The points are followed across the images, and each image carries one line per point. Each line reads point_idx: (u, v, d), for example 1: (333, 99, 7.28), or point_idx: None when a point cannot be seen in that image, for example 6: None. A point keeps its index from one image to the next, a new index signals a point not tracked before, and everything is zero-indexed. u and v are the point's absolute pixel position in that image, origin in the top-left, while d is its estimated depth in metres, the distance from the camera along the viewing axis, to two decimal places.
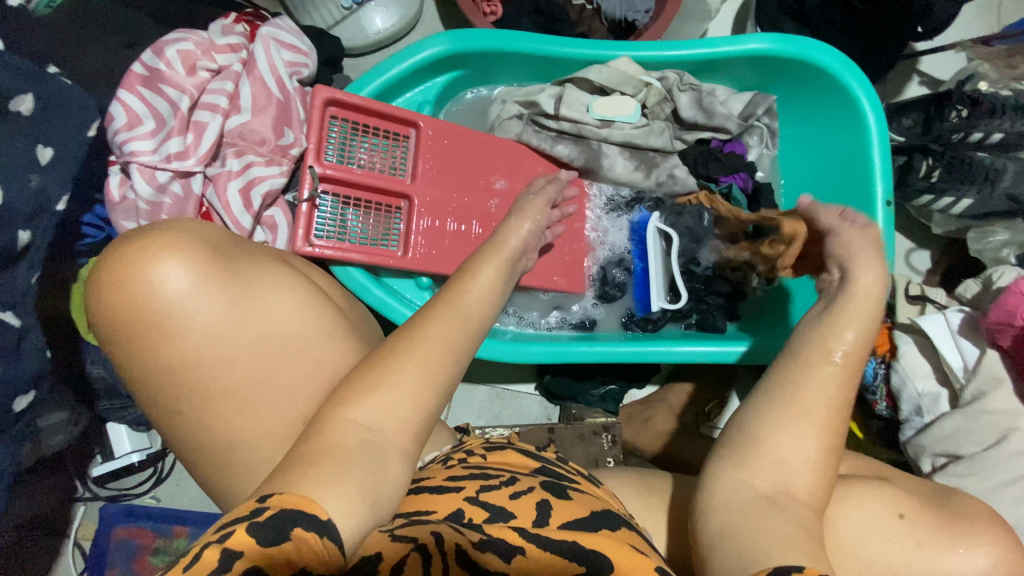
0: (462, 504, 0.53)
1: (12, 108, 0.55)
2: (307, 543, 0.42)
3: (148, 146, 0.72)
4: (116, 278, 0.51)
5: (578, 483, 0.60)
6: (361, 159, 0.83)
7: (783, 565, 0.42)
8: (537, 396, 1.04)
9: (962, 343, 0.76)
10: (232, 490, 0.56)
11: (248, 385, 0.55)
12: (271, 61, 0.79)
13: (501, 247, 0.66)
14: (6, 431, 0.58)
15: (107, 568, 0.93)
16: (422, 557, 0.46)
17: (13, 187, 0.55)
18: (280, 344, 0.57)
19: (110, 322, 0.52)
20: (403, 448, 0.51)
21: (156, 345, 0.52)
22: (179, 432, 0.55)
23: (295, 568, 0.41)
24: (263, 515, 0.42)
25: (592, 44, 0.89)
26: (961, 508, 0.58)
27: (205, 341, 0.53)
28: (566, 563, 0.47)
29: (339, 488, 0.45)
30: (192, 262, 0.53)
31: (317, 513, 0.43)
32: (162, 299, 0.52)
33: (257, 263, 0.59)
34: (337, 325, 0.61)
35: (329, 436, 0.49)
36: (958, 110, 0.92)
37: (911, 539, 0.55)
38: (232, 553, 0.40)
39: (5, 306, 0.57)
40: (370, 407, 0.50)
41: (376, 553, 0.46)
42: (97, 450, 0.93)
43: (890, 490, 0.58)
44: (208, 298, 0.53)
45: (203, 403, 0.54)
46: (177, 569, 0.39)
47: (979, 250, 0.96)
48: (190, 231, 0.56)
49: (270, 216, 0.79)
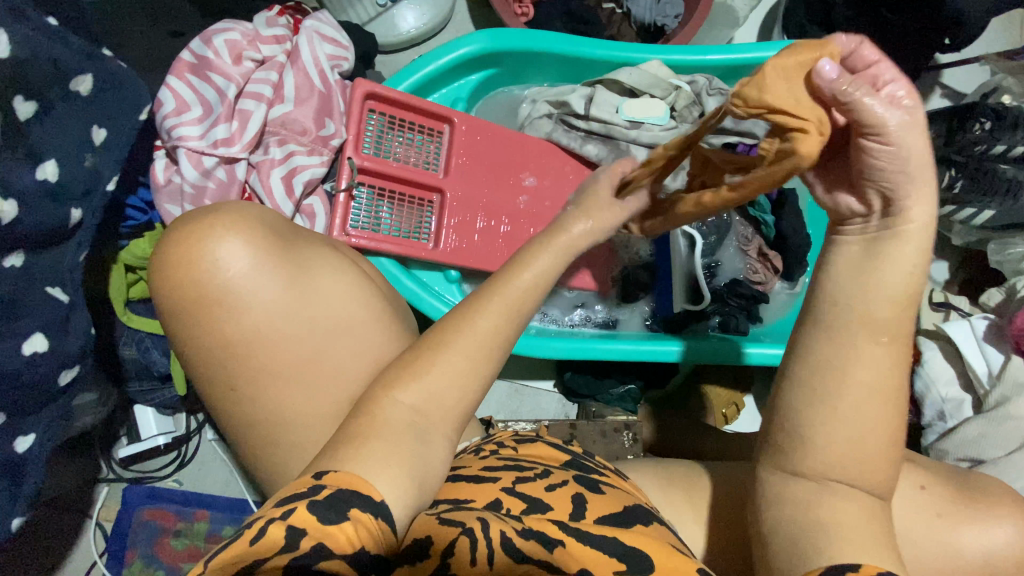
0: (499, 494, 0.54)
1: (72, 88, 0.57)
2: (364, 524, 0.43)
3: (196, 131, 0.75)
4: (181, 255, 0.53)
5: (608, 476, 0.60)
6: (397, 153, 0.85)
7: (837, 562, 0.43)
8: (556, 394, 1.06)
9: (987, 349, 0.77)
10: (275, 469, 0.58)
11: (300, 365, 0.56)
12: (315, 54, 0.81)
13: (561, 233, 0.61)
14: (51, 404, 0.59)
15: (128, 552, 0.94)
16: (471, 540, 0.46)
17: (69, 165, 0.56)
18: (330, 326, 0.58)
19: (170, 298, 0.54)
20: (446, 432, 0.52)
21: (216, 322, 0.54)
22: (227, 410, 0.57)
23: (355, 548, 0.42)
24: (320, 494, 0.43)
25: (624, 47, 0.91)
26: (984, 488, 0.59)
27: (260, 319, 0.55)
28: (606, 560, 0.48)
29: (390, 470, 0.47)
30: (252, 242, 0.55)
31: (373, 495, 0.45)
32: (224, 277, 0.53)
33: (310, 246, 0.61)
34: (384, 310, 0.63)
35: (378, 419, 0.50)
36: (982, 123, 0.93)
37: (932, 511, 0.56)
38: (296, 529, 0.42)
39: (54, 282, 0.57)
40: (416, 391, 0.51)
41: (426, 535, 0.47)
42: (123, 431, 0.94)
43: (914, 466, 0.59)
44: (266, 276, 0.55)
45: (257, 378, 0.55)
46: (241, 544, 0.41)
47: (999, 262, 0.97)
48: (248, 212, 0.58)
49: (309, 205, 0.81)
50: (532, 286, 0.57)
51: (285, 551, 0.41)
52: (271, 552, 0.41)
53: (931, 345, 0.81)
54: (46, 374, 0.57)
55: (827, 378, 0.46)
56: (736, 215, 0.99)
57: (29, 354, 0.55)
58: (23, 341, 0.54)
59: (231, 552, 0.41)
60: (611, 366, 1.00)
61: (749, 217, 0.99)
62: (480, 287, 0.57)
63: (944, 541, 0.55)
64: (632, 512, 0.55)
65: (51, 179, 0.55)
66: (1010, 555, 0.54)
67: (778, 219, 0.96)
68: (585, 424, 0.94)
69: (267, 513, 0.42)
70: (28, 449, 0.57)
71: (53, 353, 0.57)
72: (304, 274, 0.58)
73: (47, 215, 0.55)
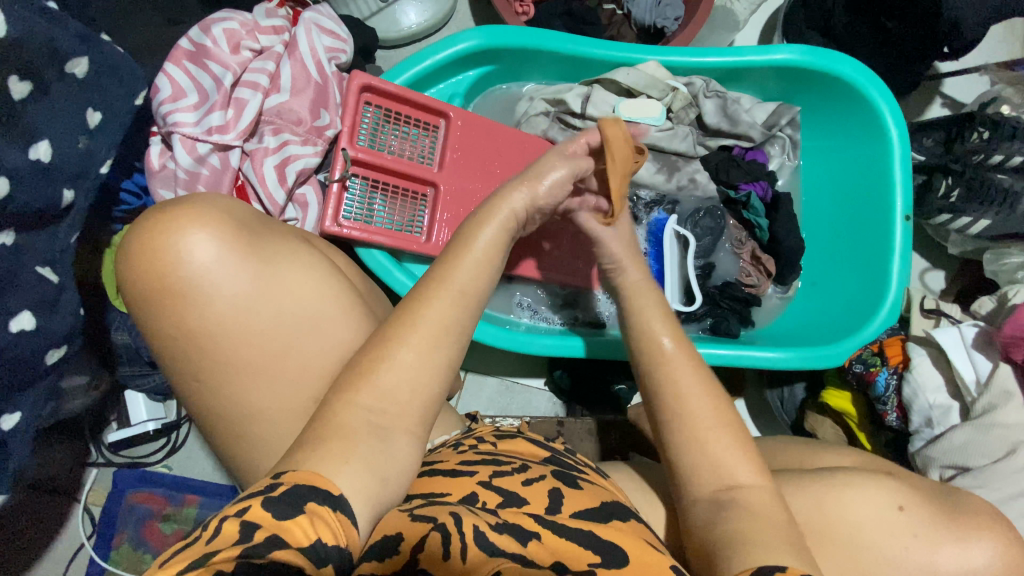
0: (476, 487, 0.54)
1: (68, 70, 0.58)
2: (319, 516, 0.42)
3: (191, 118, 0.76)
4: (147, 246, 0.54)
5: (588, 473, 0.60)
6: (392, 146, 0.86)
7: (766, 565, 0.45)
8: (547, 392, 1.05)
9: (975, 356, 0.77)
10: (258, 450, 0.59)
11: (266, 358, 0.57)
12: (312, 45, 0.83)
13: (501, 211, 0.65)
14: (37, 384, 0.58)
15: (115, 534, 0.95)
16: (444, 535, 0.44)
17: (61, 146, 0.57)
18: (298, 319, 0.59)
19: (137, 288, 0.55)
20: (410, 425, 0.52)
21: (182, 313, 0.54)
22: (201, 399, 0.58)
23: (312, 540, 0.41)
24: (278, 491, 0.42)
25: (623, 46, 0.91)
26: (956, 503, 0.59)
27: (224, 312, 0.55)
28: (580, 551, 0.48)
29: (349, 467, 0.47)
30: (219, 234, 0.55)
31: (330, 489, 0.44)
32: (188, 268, 0.54)
33: (280, 240, 0.61)
34: (354, 302, 0.63)
35: (342, 415, 0.50)
36: (980, 132, 0.92)
37: (911, 530, 0.56)
38: (250, 523, 0.40)
39: (45, 262, 0.58)
40: (379, 381, 0.51)
41: (398, 532, 0.45)
42: (114, 416, 0.95)
43: (892, 481, 0.59)
44: (229, 270, 0.55)
45: (223, 373, 0.56)
46: (199, 543, 0.40)
47: (994, 272, 0.95)
48: (215, 205, 0.58)
49: (301, 195, 0.83)
50: (490, 275, 0.59)
51: (238, 542, 0.39)
52: (223, 546, 0.39)
53: (919, 350, 0.80)
54: (31, 353, 0.56)
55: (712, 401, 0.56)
56: (729, 218, 0.98)
57: (15, 331, 0.54)
58: (10, 318, 0.54)
59: (183, 556, 0.39)
60: (599, 372, 0.99)
61: (743, 219, 0.96)
62: (437, 271, 0.58)
63: (916, 553, 0.55)
64: (611, 507, 0.54)
65: (44, 159, 0.55)
66: (982, 566, 0.54)
67: (771, 223, 0.94)
68: (573, 422, 0.93)
69: (223, 509, 0.41)
70: (14, 427, 0.56)
71: (41, 331, 0.57)
72: (272, 266, 0.58)
73: (42, 194, 0.55)
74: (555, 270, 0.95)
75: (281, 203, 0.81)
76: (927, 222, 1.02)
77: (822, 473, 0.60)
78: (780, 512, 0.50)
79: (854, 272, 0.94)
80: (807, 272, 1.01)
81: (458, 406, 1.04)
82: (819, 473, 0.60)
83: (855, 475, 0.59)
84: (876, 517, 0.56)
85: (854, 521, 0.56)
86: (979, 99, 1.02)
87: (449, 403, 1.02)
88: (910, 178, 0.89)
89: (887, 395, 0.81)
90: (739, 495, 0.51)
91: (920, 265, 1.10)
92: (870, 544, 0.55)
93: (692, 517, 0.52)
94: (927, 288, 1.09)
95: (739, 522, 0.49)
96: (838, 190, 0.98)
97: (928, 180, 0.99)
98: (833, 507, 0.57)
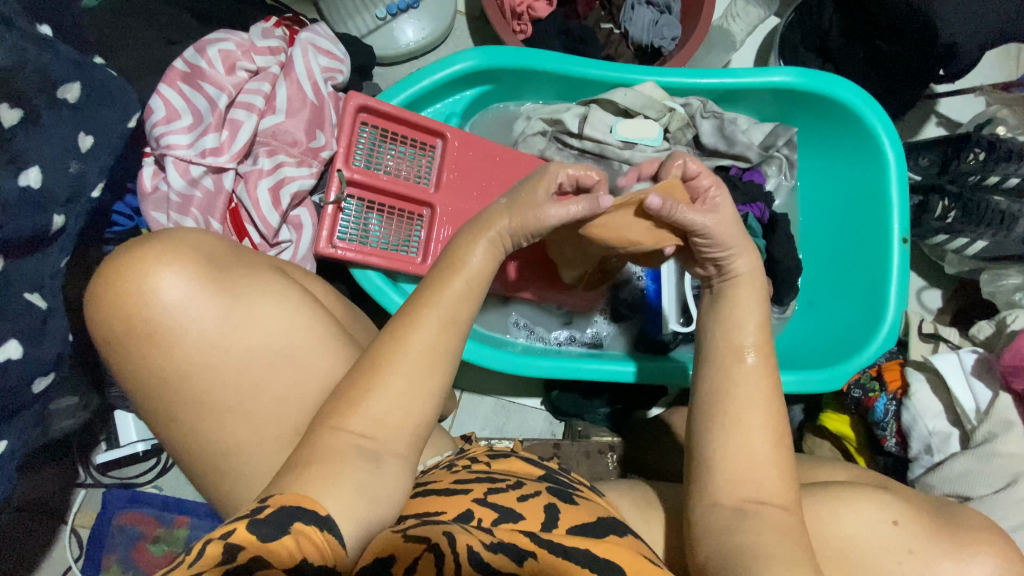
0: (471, 505, 0.52)
1: (59, 96, 0.57)
2: (308, 538, 0.41)
3: (184, 140, 0.76)
4: (124, 283, 0.53)
5: (582, 490, 0.59)
6: (387, 165, 0.85)
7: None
8: (544, 410, 1.04)
9: (974, 383, 0.77)
10: (243, 477, 0.57)
11: (252, 388, 0.56)
12: (308, 66, 0.82)
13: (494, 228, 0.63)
14: (23, 412, 0.57)
15: (104, 556, 0.93)
16: (438, 555, 0.42)
17: (51, 171, 0.56)
18: (287, 348, 0.58)
19: (115, 326, 0.53)
20: (400, 452, 0.51)
21: (164, 349, 0.54)
22: (183, 431, 0.56)
23: (296, 560, 0.40)
24: (263, 513, 0.42)
25: (620, 67, 0.91)
26: (956, 521, 0.58)
27: (199, 349, 0.54)
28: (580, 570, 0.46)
29: (334, 497, 0.45)
30: (195, 269, 0.54)
31: (318, 510, 0.44)
32: (166, 305, 0.53)
33: (259, 272, 0.60)
34: (337, 331, 0.62)
35: (328, 445, 0.48)
36: (976, 153, 0.92)
37: (905, 547, 0.55)
38: (234, 545, 0.39)
39: (34, 288, 0.56)
40: (367, 412, 0.50)
41: (388, 553, 0.43)
42: (103, 437, 0.93)
43: (887, 497, 0.58)
44: (211, 304, 0.55)
45: (203, 407, 0.55)
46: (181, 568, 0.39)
47: (991, 293, 0.94)
48: (194, 240, 0.57)
49: (296, 216, 0.82)
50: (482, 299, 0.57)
51: (222, 563, 0.39)
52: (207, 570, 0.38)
53: (918, 375, 0.80)
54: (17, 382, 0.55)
55: (718, 431, 0.54)
56: None
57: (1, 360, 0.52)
58: None
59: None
60: (614, 395, 0.99)
61: None
62: (417, 296, 0.56)
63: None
64: (607, 522, 0.53)
65: (34, 185, 0.54)
66: None
67: (769, 243, 0.93)
68: (569, 444, 0.93)
69: (208, 532, 0.40)
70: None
71: (28, 359, 0.55)
72: (254, 297, 0.57)
73: (32, 221, 0.54)
74: (550, 287, 0.94)
75: (275, 226, 0.80)
76: (924, 242, 1.01)
77: (816, 488, 0.60)
78: (773, 531, 0.49)
79: (852, 292, 0.93)
80: (805, 291, 1.00)
81: (452, 427, 1.03)
82: (814, 489, 0.59)
83: (847, 487, 0.58)
84: (875, 540, 0.55)
85: (850, 542, 0.55)
86: (975, 118, 1.02)
87: (444, 424, 1.00)
88: (906, 200, 0.89)
89: (887, 420, 0.81)
90: (736, 526, 0.50)
91: (916, 283, 1.09)
92: (867, 562, 0.54)
93: (694, 529, 0.53)
94: (924, 307, 1.08)
95: (737, 546, 0.48)
96: (835, 210, 0.98)
97: (924, 201, 0.97)
98: (830, 529, 0.56)
